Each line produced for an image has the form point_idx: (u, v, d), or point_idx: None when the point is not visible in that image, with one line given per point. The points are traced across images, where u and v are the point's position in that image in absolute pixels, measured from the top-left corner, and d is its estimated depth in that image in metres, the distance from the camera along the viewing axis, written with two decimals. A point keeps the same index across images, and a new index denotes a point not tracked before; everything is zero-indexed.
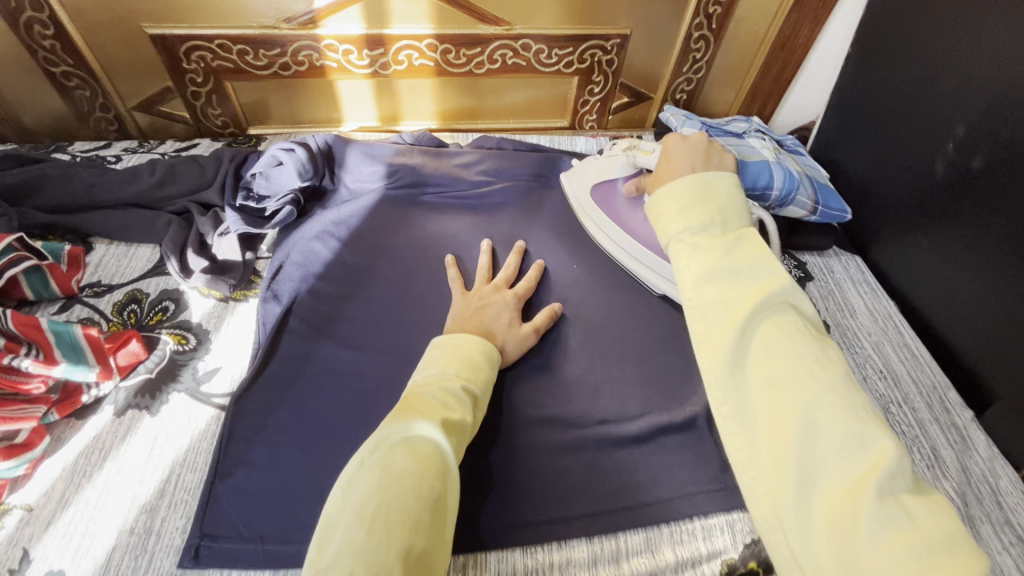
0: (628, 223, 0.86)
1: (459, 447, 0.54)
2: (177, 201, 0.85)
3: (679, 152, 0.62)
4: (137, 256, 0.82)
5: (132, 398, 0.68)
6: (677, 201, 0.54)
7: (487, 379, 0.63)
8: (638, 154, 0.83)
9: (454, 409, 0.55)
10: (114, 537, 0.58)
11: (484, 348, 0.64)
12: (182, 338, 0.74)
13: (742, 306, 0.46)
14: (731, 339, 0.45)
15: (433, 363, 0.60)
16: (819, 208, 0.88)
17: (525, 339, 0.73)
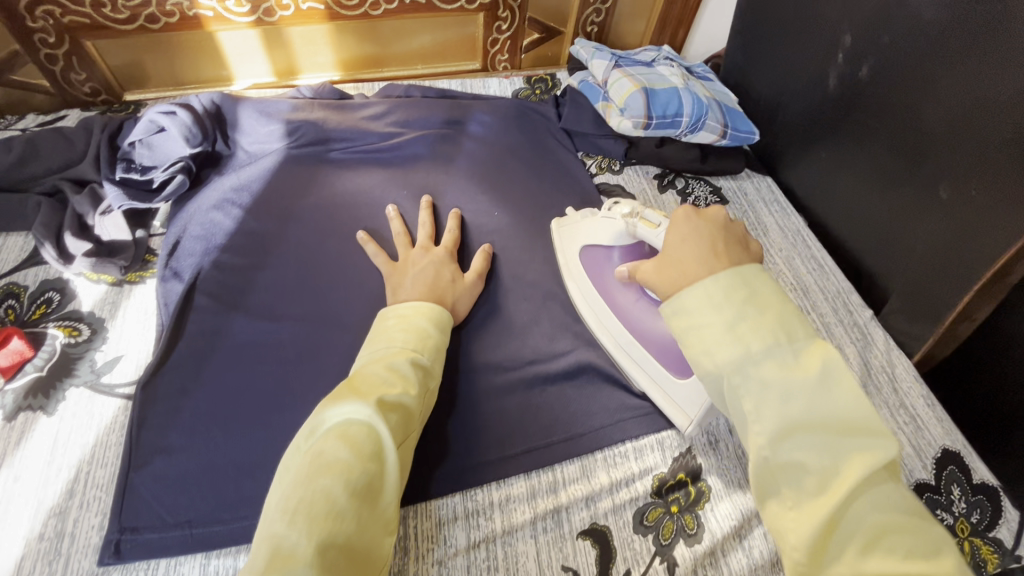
0: (617, 303, 0.73)
1: (407, 423, 0.51)
2: (45, 181, 0.76)
3: (694, 229, 0.51)
4: (7, 245, 0.73)
5: (23, 400, 0.62)
6: (711, 299, 0.44)
7: (437, 346, 0.60)
8: (640, 223, 0.69)
9: (398, 386, 0.52)
10: (22, 546, 0.54)
11: (435, 316, 0.62)
12: (74, 330, 0.67)
13: (749, 369, 0.41)
14: (757, 357, 0.41)
15: (381, 338, 0.58)
16: (729, 132, 0.90)
17: (473, 290, 0.73)
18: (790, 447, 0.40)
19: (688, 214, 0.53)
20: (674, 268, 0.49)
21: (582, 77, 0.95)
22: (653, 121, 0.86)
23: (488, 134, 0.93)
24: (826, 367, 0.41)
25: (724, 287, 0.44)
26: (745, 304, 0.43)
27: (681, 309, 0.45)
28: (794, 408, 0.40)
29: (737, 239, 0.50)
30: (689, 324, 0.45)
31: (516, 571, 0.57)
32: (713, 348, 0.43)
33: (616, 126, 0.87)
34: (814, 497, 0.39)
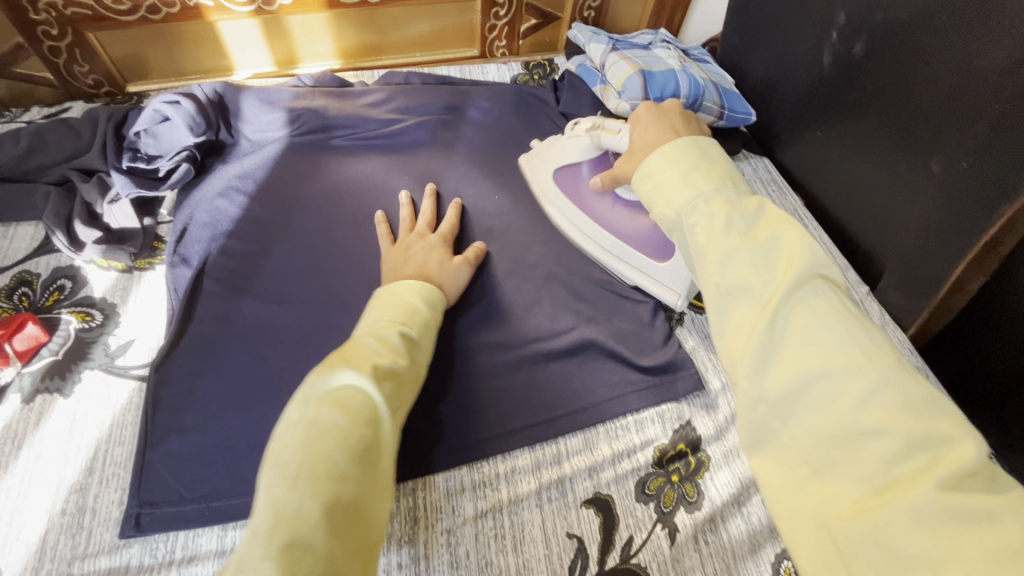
0: (594, 207, 0.83)
1: (397, 392, 0.52)
2: (54, 170, 0.77)
3: (646, 124, 0.61)
4: (18, 235, 0.75)
5: (40, 382, 0.64)
6: (669, 160, 0.50)
7: (425, 322, 0.62)
8: (603, 132, 0.80)
9: (388, 356, 0.53)
10: (45, 521, 0.56)
11: (426, 294, 0.64)
12: (87, 315, 0.69)
13: (747, 258, 0.44)
14: (737, 256, 0.44)
15: (369, 314, 0.60)
16: (726, 113, 0.91)
17: (462, 274, 0.73)
18: (742, 307, 0.43)
19: (645, 109, 0.63)
20: (642, 150, 0.60)
21: (580, 61, 0.97)
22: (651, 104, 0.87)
23: (487, 119, 0.94)
24: (812, 263, 0.42)
25: (682, 151, 0.50)
26: (699, 160, 0.50)
27: (645, 173, 0.51)
28: (751, 279, 0.43)
29: (683, 124, 0.60)
30: (659, 191, 0.50)
31: (523, 539, 0.59)
32: (674, 210, 0.49)
33: (615, 109, 0.88)
34: (773, 358, 0.41)
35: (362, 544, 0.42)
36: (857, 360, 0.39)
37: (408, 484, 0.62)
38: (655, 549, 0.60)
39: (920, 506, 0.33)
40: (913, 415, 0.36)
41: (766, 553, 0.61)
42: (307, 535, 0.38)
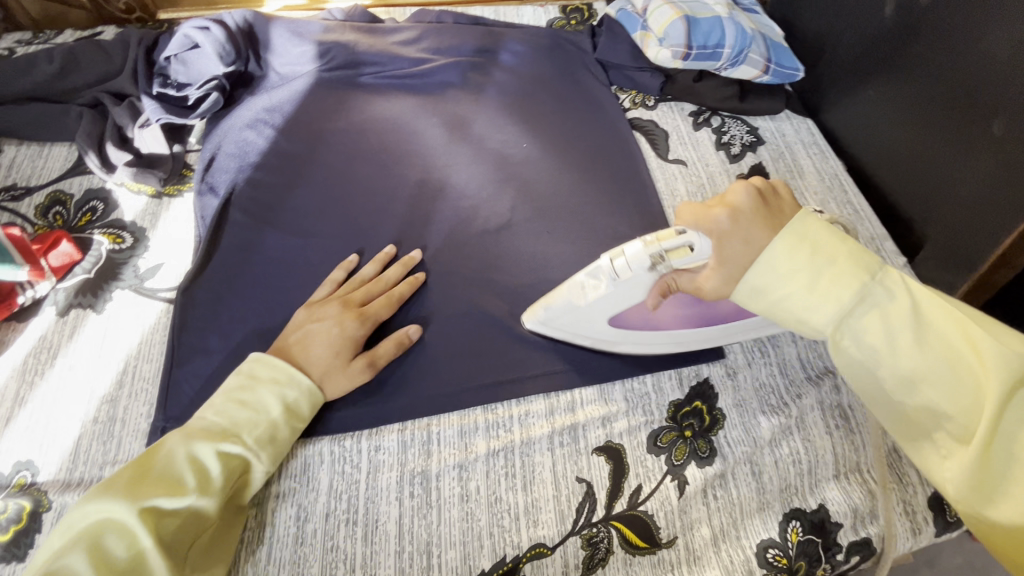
0: (657, 314, 0.61)
1: (192, 527, 0.50)
2: (86, 92, 0.77)
3: (732, 238, 0.47)
4: (52, 156, 0.76)
5: (74, 298, 0.66)
6: (788, 268, 0.46)
7: (272, 435, 0.55)
8: (669, 259, 0.50)
9: (190, 484, 0.50)
10: (79, 427, 0.59)
11: (289, 392, 0.57)
12: (118, 237, 0.70)
13: (922, 377, 0.45)
14: (919, 378, 0.46)
15: (213, 404, 0.56)
16: (772, 67, 0.86)
17: (355, 379, 0.60)
18: (937, 416, 0.46)
19: (721, 215, 0.47)
20: (740, 271, 0.47)
21: (620, 5, 0.91)
22: (693, 53, 0.83)
23: (520, 63, 0.90)
24: (999, 363, 0.43)
25: (792, 247, 0.46)
26: (816, 260, 0.45)
27: (756, 289, 0.47)
28: (943, 387, 0.45)
29: (776, 208, 0.48)
30: (782, 310, 0.48)
31: (532, 479, 0.60)
32: (817, 329, 0.47)
33: (655, 57, 0.85)
34: (993, 466, 0.44)
35: None
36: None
37: (422, 422, 0.62)
38: (663, 500, 0.60)
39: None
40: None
41: (774, 512, 0.61)
42: None
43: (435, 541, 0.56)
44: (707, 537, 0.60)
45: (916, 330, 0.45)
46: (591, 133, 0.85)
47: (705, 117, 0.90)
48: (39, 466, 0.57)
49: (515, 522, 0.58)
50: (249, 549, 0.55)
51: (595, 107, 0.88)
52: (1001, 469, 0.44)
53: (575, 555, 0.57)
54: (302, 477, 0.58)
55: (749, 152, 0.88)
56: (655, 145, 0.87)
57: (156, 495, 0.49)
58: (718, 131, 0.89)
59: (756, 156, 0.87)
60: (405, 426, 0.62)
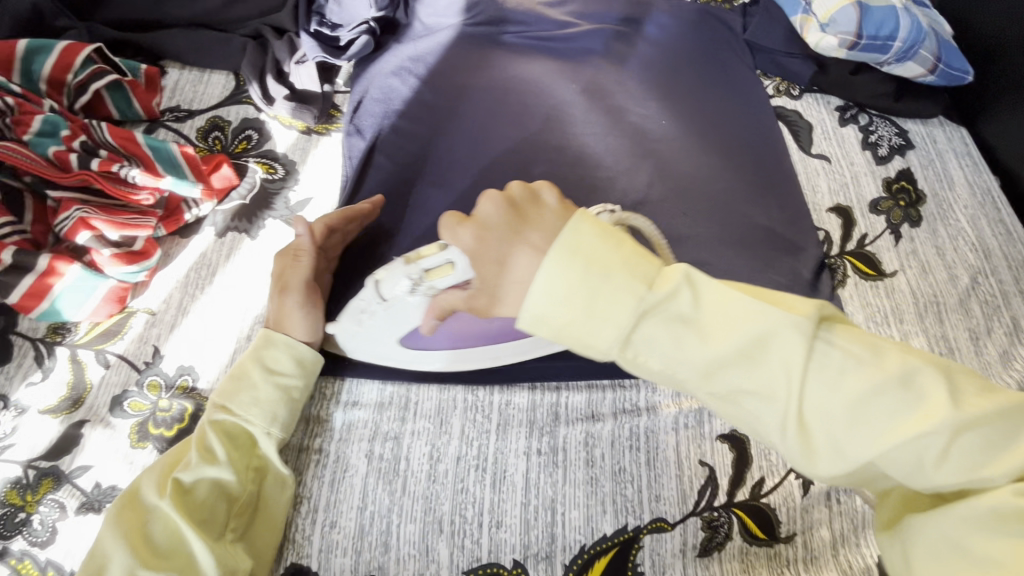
0: (451, 328, 0.58)
1: (218, 498, 0.52)
2: (249, 24, 0.80)
3: (513, 262, 0.41)
4: (212, 82, 0.78)
5: (231, 221, 0.69)
6: (555, 299, 0.39)
7: (259, 396, 0.56)
8: (429, 279, 0.48)
9: (195, 457, 0.53)
10: (234, 342, 0.62)
11: (268, 355, 0.58)
12: (271, 167, 0.73)
13: (737, 367, 0.39)
14: (733, 369, 0.39)
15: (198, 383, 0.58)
16: (940, 67, 0.80)
17: (307, 312, 0.59)
18: (762, 406, 0.39)
19: (467, 235, 0.42)
20: (526, 300, 0.41)
21: None
22: (861, 43, 0.79)
23: (666, 36, 0.87)
24: (750, 330, 0.38)
25: (566, 263, 0.39)
26: (591, 272, 0.38)
27: (537, 317, 0.39)
28: (765, 381, 0.39)
29: (533, 220, 0.42)
30: (570, 335, 0.39)
31: (656, 456, 0.60)
32: (607, 349, 0.40)
33: (815, 44, 0.81)
34: (817, 445, 0.38)
35: None
36: (913, 411, 0.37)
37: (550, 385, 0.63)
38: (787, 495, 0.60)
39: (979, 511, 0.36)
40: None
41: None
42: None
43: (559, 499, 0.58)
44: (827, 540, 0.58)
45: (698, 325, 0.40)
46: (734, 117, 0.82)
47: (853, 113, 0.85)
48: (200, 373, 0.61)
49: (637, 494, 0.58)
50: (385, 479, 0.58)
51: (739, 89, 0.84)
52: (829, 444, 0.38)
53: (695, 535, 0.57)
54: (436, 420, 0.61)
55: (897, 155, 0.83)
56: (798, 137, 0.83)
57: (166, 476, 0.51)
58: (866, 129, 0.84)
59: (904, 161, 0.82)
60: (534, 386, 0.63)
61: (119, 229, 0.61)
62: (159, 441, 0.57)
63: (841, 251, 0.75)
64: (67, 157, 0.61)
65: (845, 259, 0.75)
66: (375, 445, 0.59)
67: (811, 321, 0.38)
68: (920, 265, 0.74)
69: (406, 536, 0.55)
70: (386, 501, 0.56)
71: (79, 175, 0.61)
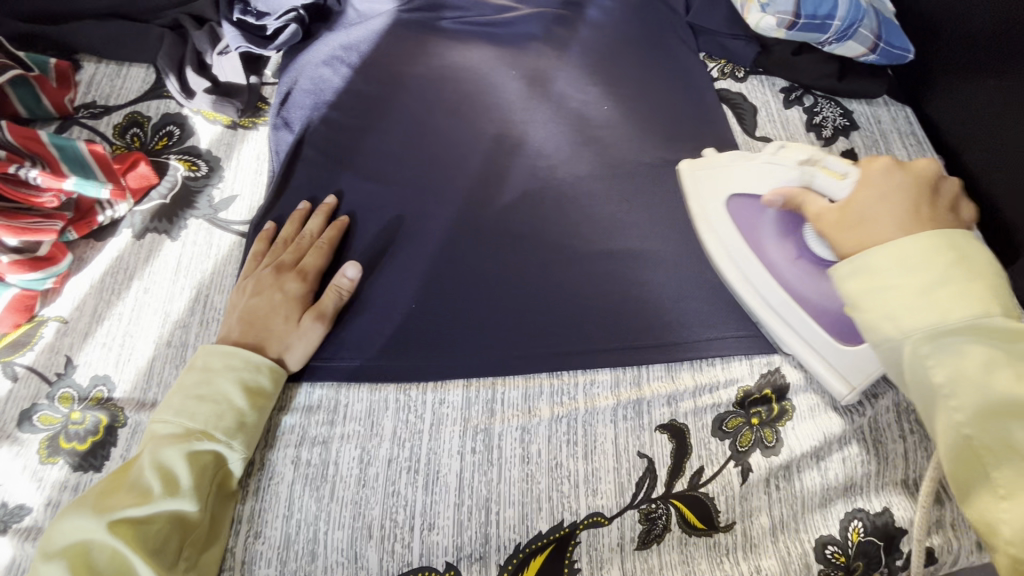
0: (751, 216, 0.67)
1: (179, 530, 0.50)
2: (168, 14, 0.76)
3: (874, 183, 0.56)
4: (131, 76, 0.74)
5: (150, 222, 0.65)
6: (895, 256, 0.49)
7: (238, 422, 0.55)
8: (821, 170, 0.61)
9: (159, 487, 0.50)
10: (153, 348, 0.60)
11: (248, 373, 0.56)
12: (193, 165, 0.70)
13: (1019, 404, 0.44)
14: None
15: (170, 402, 0.54)
16: (881, 45, 0.79)
17: (308, 337, 0.60)
18: (966, 403, 0.46)
19: (880, 166, 0.57)
20: (853, 227, 0.56)
21: None
22: (801, 22, 0.77)
23: (608, 19, 0.85)
24: None
25: (938, 244, 0.48)
26: (953, 269, 0.47)
27: (866, 268, 0.50)
28: (964, 391, 0.46)
29: (932, 198, 0.55)
30: (871, 298, 0.49)
31: (594, 449, 0.59)
32: (905, 335, 0.48)
33: (756, 24, 0.79)
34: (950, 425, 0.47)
35: None
36: None
37: (486, 381, 0.62)
38: (726, 484, 0.59)
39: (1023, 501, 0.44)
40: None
41: (835, 509, 0.59)
42: None
43: (494, 498, 0.56)
44: (766, 527, 0.58)
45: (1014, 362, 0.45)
46: (676, 100, 0.81)
47: (797, 95, 0.84)
48: (115, 382, 0.58)
49: (575, 489, 0.57)
50: (312, 486, 0.56)
51: (682, 72, 0.83)
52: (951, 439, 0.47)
53: (632, 529, 0.56)
54: (366, 423, 0.59)
55: (841, 137, 0.82)
56: (742, 120, 0.82)
57: (126, 505, 0.49)
58: (810, 111, 0.84)
59: (848, 142, 0.82)
60: (470, 383, 0.61)
61: (16, 235, 0.57)
62: (71, 456, 0.54)
63: None
64: None
65: None
66: (303, 450, 0.57)
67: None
68: None
69: (334, 543, 0.53)
70: (314, 508, 0.55)
71: None
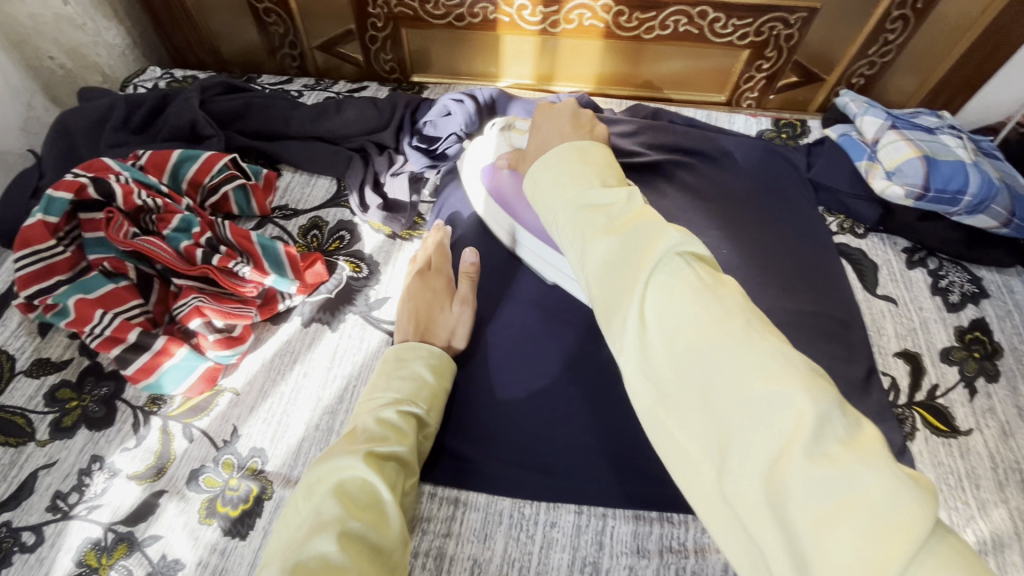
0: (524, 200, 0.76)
1: (403, 473, 0.53)
2: (354, 139, 0.92)
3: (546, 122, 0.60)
4: (317, 186, 0.89)
5: (317, 313, 0.76)
6: (556, 162, 0.49)
7: (433, 393, 0.63)
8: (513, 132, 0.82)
9: (391, 438, 0.54)
10: (303, 429, 0.67)
11: (429, 357, 0.65)
12: (357, 266, 0.81)
13: (615, 247, 0.40)
14: (619, 244, 0.40)
15: (378, 384, 0.60)
16: (1015, 221, 0.81)
17: (461, 315, 0.70)
18: (613, 291, 0.39)
19: (543, 112, 0.61)
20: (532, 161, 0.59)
21: (843, 130, 0.91)
22: (929, 195, 0.80)
23: (730, 168, 0.92)
24: (666, 264, 0.37)
25: (565, 155, 0.49)
26: (575, 167, 0.48)
27: (541, 185, 0.49)
28: (611, 282, 0.39)
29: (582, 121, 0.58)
30: (539, 202, 0.49)
31: None
32: (552, 214, 0.47)
33: (881, 190, 0.83)
34: (646, 333, 0.37)
35: None
36: (725, 321, 0.34)
37: (598, 509, 0.63)
38: None
39: (799, 476, 0.29)
40: (814, 413, 0.30)
41: None
42: None
43: None
44: None
45: (613, 219, 0.42)
46: (796, 251, 0.84)
47: (921, 257, 0.85)
48: (268, 456, 0.65)
49: None
50: None
51: (802, 224, 0.87)
52: (654, 328, 0.36)
53: None
54: (481, 532, 0.61)
55: (970, 303, 0.81)
56: (863, 277, 0.83)
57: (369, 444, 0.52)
58: (935, 274, 0.84)
59: (978, 310, 0.80)
60: (581, 510, 0.63)
61: (224, 317, 0.69)
62: (224, 520, 0.61)
63: (908, 401, 0.72)
64: (194, 251, 0.70)
65: (915, 410, 0.71)
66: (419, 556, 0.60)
67: (678, 239, 0.38)
68: (999, 427, 0.70)
69: None
70: None
71: (201, 269, 0.70)
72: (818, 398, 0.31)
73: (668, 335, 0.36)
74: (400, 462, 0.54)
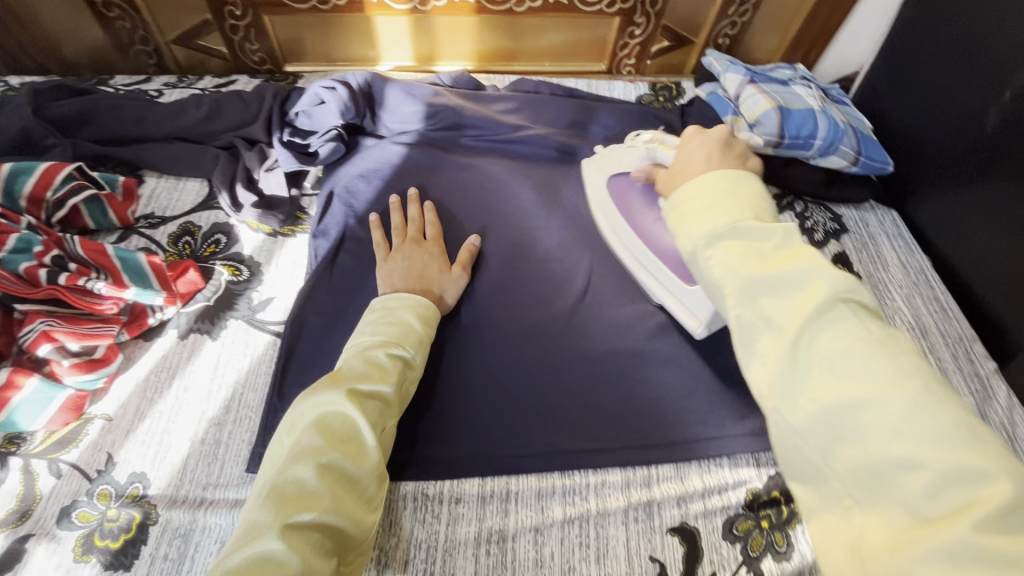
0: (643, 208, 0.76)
1: (385, 412, 0.55)
2: (222, 136, 0.87)
3: (696, 145, 0.61)
4: (186, 190, 0.84)
5: (194, 323, 0.72)
6: (701, 184, 0.51)
7: (421, 339, 0.63)
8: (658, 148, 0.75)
9: (374, 376, 0.55)
10: (188, 446, 0.63)
11: (410, 308, 0.64)
12: (236, 269, 0.77)
13: (765, 292, 0.44)
14: (765, 285, 0.44)
15: (366, 328, 0.61)
16: (862, 159, 0.88)
17: (458, 278, 0.73)
18: (763, 332, 0.43)
19: (694, 137, 0.62)
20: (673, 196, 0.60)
21: (711, 89, 0.96)
22: (785, 141, 0.86)
23: (611, 134, 0.95)
24: (832, 316, 0.41)
25: (717, 178, 0.50)
26: (733, 191, 0.49)
27: (679, 205, 0.51)
28: (765, 331, 0.43)
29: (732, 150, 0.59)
30: (679, 223, 0.51)
31: (607, 552, 0.60)
32: (688, 240, 0.50)
33: (745, 141, 0.87)
34: (797, 378, 0.41)
35: (342, 545, 0.47)
36: (889, 372, 0.38)
37: (500, 478, 0.64)
38: None
39: (960, 541, 0.32)
40: (974, 468, 0.33)
41: None
42: (268, 545, 0.42)
43: None
44: None
45: (766, 258, 0.45)
46: None
47: (789, 201, 0.91)
48: (150, 480, 0.61)
49: None
50: None
51: None
52: (808, 371, 0.41)
53: None
54: (385, 520, 0.61)
55: (832, 240, 0.88)
56: None
57: (353, 382, 0.53)
58: (801, 216, 0.90)
59: (839, 245, 0.88)
60: (484, 482, 0.64)
61: (79, 339, 0.64)
62: (103, 554, 0.56)
63: None
64: (36, 272, 0.65)
65: None
66: None
67: (833, 291, 0.42)
68: None
69: None
70: None
71: (47, 289, 0.65)
72: (982, 458, 0.34)
73: (828, 382, 0.39)
74: (382, 400, 0.55)
